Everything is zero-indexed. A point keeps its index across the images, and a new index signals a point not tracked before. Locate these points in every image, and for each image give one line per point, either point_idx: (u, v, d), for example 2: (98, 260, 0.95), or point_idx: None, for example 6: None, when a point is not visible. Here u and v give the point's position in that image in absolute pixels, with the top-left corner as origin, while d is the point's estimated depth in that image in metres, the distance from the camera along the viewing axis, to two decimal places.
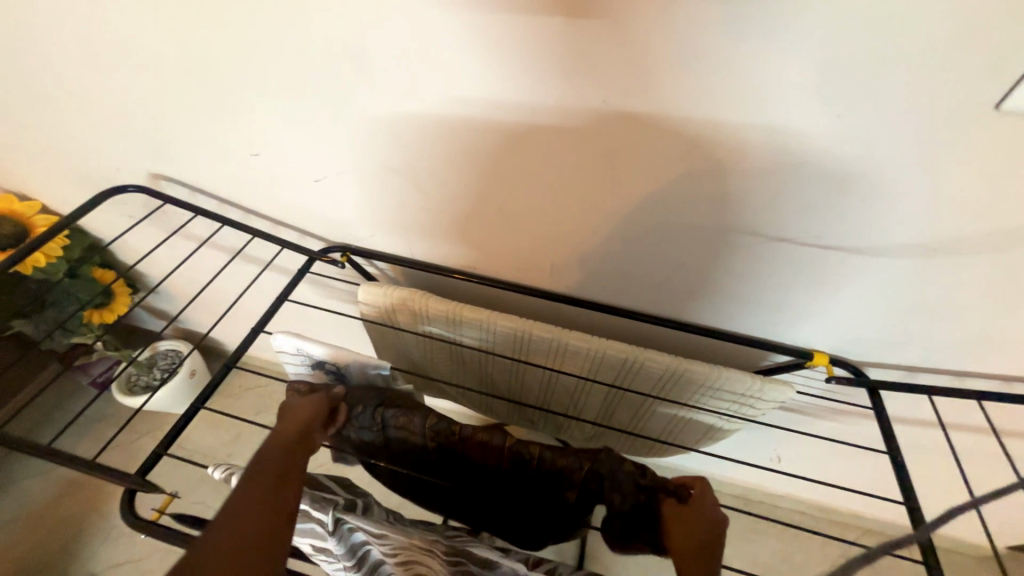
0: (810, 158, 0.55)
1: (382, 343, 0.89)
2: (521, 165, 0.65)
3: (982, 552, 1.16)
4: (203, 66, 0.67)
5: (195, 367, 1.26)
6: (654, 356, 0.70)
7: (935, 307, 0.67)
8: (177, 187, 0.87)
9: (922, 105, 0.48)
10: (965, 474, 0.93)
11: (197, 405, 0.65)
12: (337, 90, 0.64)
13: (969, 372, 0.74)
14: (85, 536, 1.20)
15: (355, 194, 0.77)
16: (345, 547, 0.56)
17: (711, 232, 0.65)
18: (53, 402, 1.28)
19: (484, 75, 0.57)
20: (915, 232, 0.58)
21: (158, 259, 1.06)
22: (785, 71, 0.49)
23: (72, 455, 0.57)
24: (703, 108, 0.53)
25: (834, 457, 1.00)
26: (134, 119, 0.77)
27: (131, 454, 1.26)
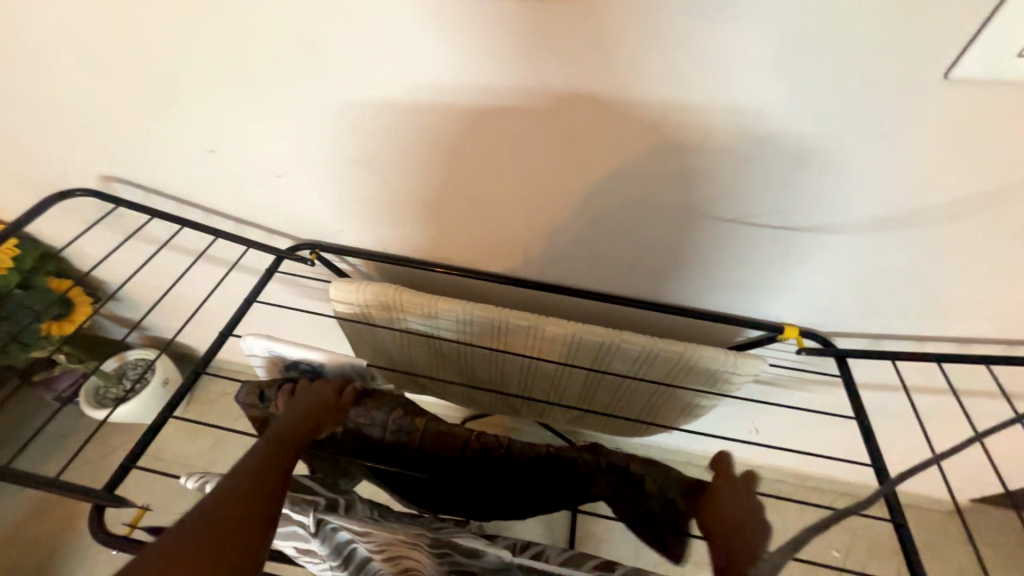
0: (772, 134, 0.55)
1: (359, 340, 0.87)
2: (490, 151, 0.64)
3: (945, 506, 1.23)
4: (147, 56, 0.63)
5: (167, 376, 1.23)
6: (630, 338, 0.70)
7: (896, 276, 0.69)
8: (131, 189, 0.82)
9: (876, 76, 0.49)
10: (928, 434, 0.98)
11: (165, 415, 0.63)
12: (294, 79, 0.61)
13: (929, 337, 0.77)
14: (60, 555, 1.16)
15: (320, 188, 0.75)
16: (329, 547, 0.56)
17: (681, 212, 0.66)
18: (15, 421, 1.22)
19: (445, 57, 0.56)
20: (874, 204, 0.60)
21: (118, 265, 1.02)
22: (744, 47, 0.49)
23: (31, 475, 0.54)
24: (665, 87, 0.53)
25: (808, 425, 1.04)
26: (77, 117, 0.73)
27: (105, 468, 1.22)
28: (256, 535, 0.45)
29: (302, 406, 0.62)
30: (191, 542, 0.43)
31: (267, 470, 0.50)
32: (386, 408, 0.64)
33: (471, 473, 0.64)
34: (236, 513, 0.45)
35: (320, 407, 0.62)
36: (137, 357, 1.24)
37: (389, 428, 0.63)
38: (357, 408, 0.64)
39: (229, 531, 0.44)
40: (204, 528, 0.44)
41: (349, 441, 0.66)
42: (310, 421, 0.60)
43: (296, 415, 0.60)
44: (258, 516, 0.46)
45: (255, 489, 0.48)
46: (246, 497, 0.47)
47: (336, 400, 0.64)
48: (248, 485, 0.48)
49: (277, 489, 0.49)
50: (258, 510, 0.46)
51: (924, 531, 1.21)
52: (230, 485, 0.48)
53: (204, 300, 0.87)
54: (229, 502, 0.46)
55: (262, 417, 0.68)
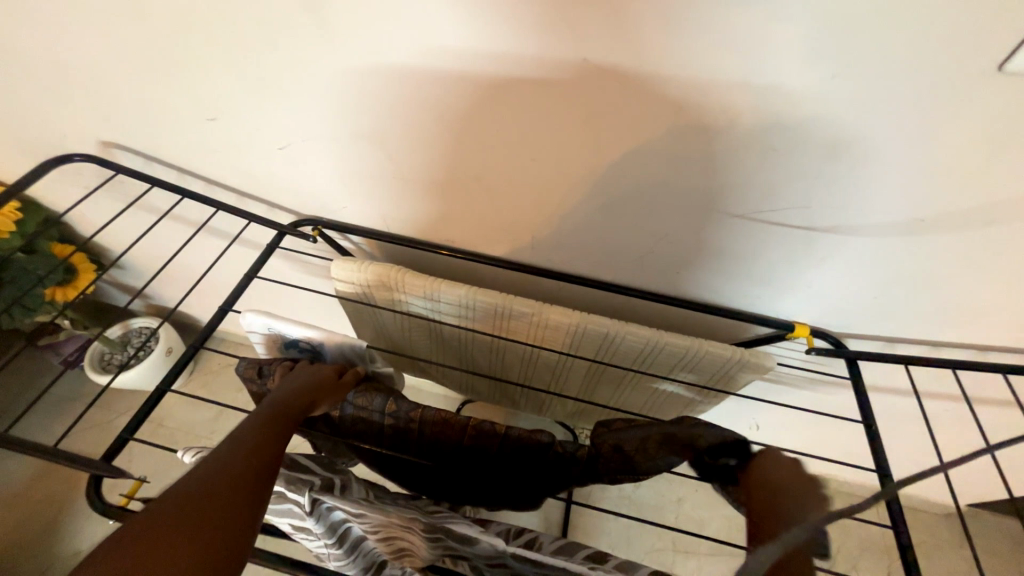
0: (799, 122, 0.52)
1: (361, 320, 0.86)
2: (499, 129, 0.62)
3: (944, 509, 1.23)
4: (142, 16, 0.60)
5: (171, 344, 1.24)
6: (635, 330, 0.69)
7: (916, 279, 0.66)
8: (131, 156, 0.81)
9: (918, 64, 0.45)
10: (934, 438, 0.97)
11: (164, 387, 0.63)
12: (297, 47, 0.59)
13: (944, 343, 0.75)
14: (66, 515, 1.19)
15: (324, 163, 0.73)
16: (324, 526, 0.56)
17: (695, 201, 0.63)
18: (23, 383, 1.24)
19: (455, 27, 0.53)
20: (903, 203, 0.57)
21: (120, 233, 1.01)
22: (774, 28, 0.45)
23: (27, 441, 0.54)
24: (693, 67, 0.50)
25: (811, 424, 1.03)
26: (73, 79, 0.70)
27: (110, 433, 1.24)
28: (252, 505, 0.45)
29: (298, 382, 0.61)
30: (182, 511, 0.41)
31: (259, 448, 0.50)
32: (383, 394, 0.63)
33: (465, 460, 0.63)
34: (227, 485, 0.44)
35: (319, 386, 0.61)
36: (141, 325, 1.24)
37: (386, 412, 0.63)
38: (356, 389, 0.65)
39: (222, 501, 0.43)
40: (193, 500, 0.42)
41: (346, 423, 0.66)
42: (306, 396, 0.59)
43: (292, 389, 0.59)
44: (248, 490, 0.45)
45: (245, 465, 0.47)
46: (237, 470, 0.46)
47: (334, 380, 0.64)
48: (239, 460, 0.47)
49: (270, 464, 0.49)
50: (251, 483, 0.46)
51: (921, 533, 1.22)
52: (218, 460, 0.46)
53: (204, 274, 0.86)
54: (220, 476, 0.45)
55: (258, 393, 0.68)
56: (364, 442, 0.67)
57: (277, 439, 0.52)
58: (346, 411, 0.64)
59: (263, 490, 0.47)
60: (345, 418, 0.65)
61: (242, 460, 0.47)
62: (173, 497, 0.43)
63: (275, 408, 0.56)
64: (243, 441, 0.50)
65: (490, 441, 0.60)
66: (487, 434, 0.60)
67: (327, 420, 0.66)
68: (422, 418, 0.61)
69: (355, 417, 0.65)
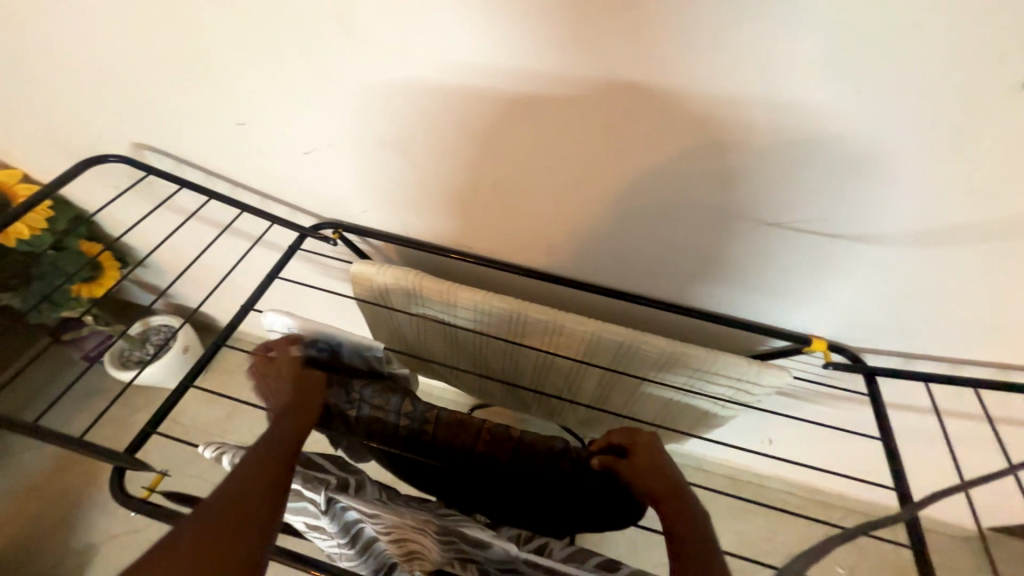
0: (819, 137, 0.52)
1: (377, 322, 0.88)
2: (520, 139, 0.63)
3: (964, 532, 1.19)
4: (180, 25, 0.62)
5: (188, 343, 1.25)
6: (650, 340, 0.69)
7: (936, 294, 0.66)
8: (162, 158, 0.83)
9: (940, 81, 0.46)
10: (955, 458, 0.94)
11: (186, 383, 0.64)
12: (327, 57, 0.60)
13: (964, 360, 0.74)
14: (80, 508, 1.21)
15: (348, 168, 0.75)
16: (338, 525, 0.57)
17: (713, 212, 0.64)
18: (45, 376, 1.27)
19: (480, 39, 0.54)
20: (924, 216, 0.57)
21: (146, 232, 1.04)
22: (796, 45, 0.46)
23: (55, 432, 0.56)
24: (717, 80, 0.50)
25: (826, 440, 1.01)
26: (112, 84, 0.73)
27: (127, 428, 1.26)
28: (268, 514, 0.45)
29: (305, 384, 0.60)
30: (201, 537, 0.41)
31: (275, 461, 0.48)
32: (397, 396, 0.63)
33: (478, 466, 0.63)
34: (246, 506, 0.44)
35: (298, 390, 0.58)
36: (161, 322, 1.27)
37: (401, 413, 0.63)
38: (373, 389, 0.65)
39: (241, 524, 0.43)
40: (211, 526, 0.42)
41: (361, 424, 0.66)
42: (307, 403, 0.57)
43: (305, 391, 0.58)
44: (265, 509, 0.44)
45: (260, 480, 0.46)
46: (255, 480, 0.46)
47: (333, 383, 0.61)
48: (255, 477, 0.46)
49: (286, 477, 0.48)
50: (268, 501, 0.45)
51: (938, 557, 1.19)
52: (234, 481, 0.45)
53: (227, 274, 0.88)
54: (237, 497, 0.44)
55: None
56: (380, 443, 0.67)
57: (292, 448, 0.51)
58: (361, 411, 0.64)
59: (279, 505, 0.46)
60: (360, 418, 0.65)
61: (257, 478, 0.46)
62: (192, 522, 0.42)
63: (289, 419, 0.54)
64: (258, 455, 0.48)
65: (503, 445, 0.61)
66: (501, 437, 0.61)
67: (343, 419, 0.67)
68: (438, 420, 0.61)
69: (371, 418, 0.65)
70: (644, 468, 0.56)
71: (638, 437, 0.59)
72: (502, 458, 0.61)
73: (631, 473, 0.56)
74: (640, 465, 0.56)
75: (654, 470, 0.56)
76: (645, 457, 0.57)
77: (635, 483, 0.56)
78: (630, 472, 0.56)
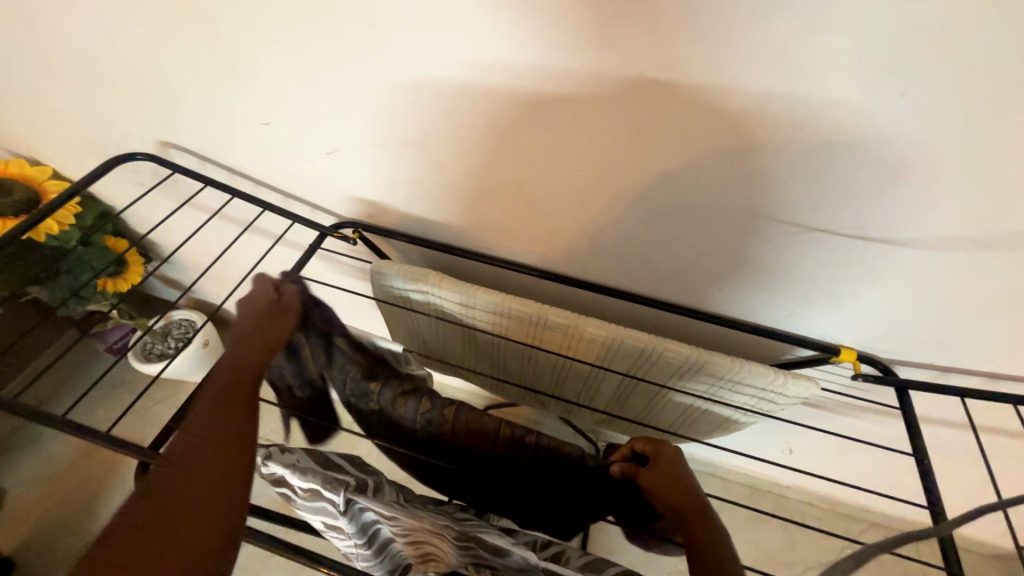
0: (856, 142, 0.51)
1: (394, 323, 0.88)
2: (543, 141, 0.62)
3: (993, 550, 1.15)
4: (207, 25, 0.63)
5: (208, 337, 1.27)
6: (673, 346, 0.67)
7: (975, 305, 0.63)
8: (186, 156, 0.84)
9: (989, 85, 0.44)
10: (988, 475, 0.91)
11: (209, 380, 0.65)
12: (350, 57, 0.60)
13: (1002, 374, 0.72)
14: (103, 497, 1.24)
15: (368, 168, 0.75)
16: (356, 526, 0.57)
17: (740, 218, 0.62)
18: (71, 367, 1.31)
19: (505, 40, 0.53)
20: (966, 224, 0.55)
21: (170, 229, 1.06)
22: (835, 46, 0.45)
23: (82, 425, 0.57)
24: (752, 80, 0.49)
25: (849, 452, 0.99)
26: (140, 83, 0.75)
27: (149, 420, 1.29)
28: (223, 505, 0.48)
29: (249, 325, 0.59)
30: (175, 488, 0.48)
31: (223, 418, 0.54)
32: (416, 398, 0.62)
33: (497, 467, 0.63)
34: (210, 454, 0.50)
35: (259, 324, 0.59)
36: (182, 317, 1.29)
37: (420, 415, 0.62)
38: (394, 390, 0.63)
39: (211, 471, 0.49)
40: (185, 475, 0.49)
41: (383, 424, 0.66)
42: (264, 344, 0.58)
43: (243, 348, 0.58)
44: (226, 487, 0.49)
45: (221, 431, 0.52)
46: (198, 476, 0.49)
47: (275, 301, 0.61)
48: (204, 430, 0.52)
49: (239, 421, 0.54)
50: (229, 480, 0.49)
51: None
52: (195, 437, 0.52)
53: (249, 272, 0.89)
54: (200, 450, 0.51)
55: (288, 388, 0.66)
56: (401, 442, 0.67)
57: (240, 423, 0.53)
58: (381, 410, 0.64)
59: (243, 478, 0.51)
60: (380, 417, 0.65)
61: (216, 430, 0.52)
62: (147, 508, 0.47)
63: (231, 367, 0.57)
64: (213, 409, 0.54)
65: (522, 451, 0.59)
66: (519, 441, 0.59)
67: (366, 418, 0.67)
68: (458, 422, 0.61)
69: (390, 418, 0.64)
70: (663, 479, 0.55)
71: (658, 447, 0.58)
72: (520, 462, 0.60)
73: (651, 484, 0.55)
74: (660, 476, 0.55)
75: (671, 481, 0.55)
76: (665, 468, 0.56)
77: (653, 494, 0.55)
78: (649, 482, 0.55)
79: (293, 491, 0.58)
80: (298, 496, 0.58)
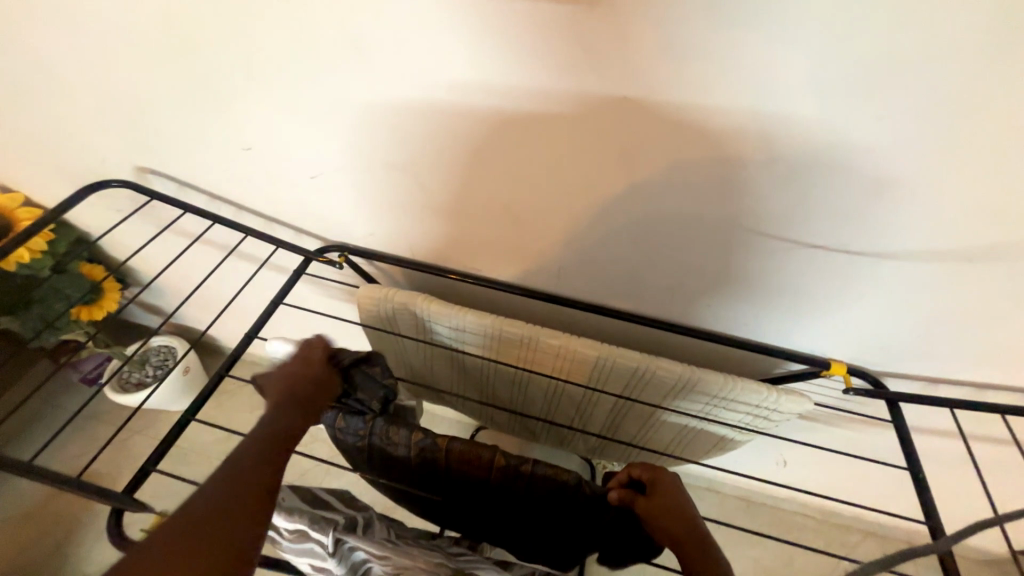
0: (836, 161, 0.52)
1: (382, 347, 0.86)
2: (531, 163, 0.62)
3: (988, 556, 1.16)
4: (188, 52, 0.62)
5: (189, 364, 1.23)
6: (666, 366, 0.67)
7: (959, 317, 0.64)
8: (165, 182, 0.82)
9: (962, 106, 0.45)
10: (979, 482, 0.92)
11: (189, 417, 0.62)
12: (335, 82, 0.60)
13: (988, 384, 0.73)
14: (76, 537, 1.18)
15: (355, 191, 0.73)
16: (346, 567, 0.53)
17: (728, 236, 0.63)
18: (43, 399, 1.25)
19: (492, 66, 0.53)
20: (948, 238, 0.56)
21: (150, 255, 1.03)
22: (812, 72, 0.46)
23: (53, 471, 0.54)
24: (736, 103, 0.50)
25: (843, 464, 0.99)
26: (118, 108, 0.73)
27: (126, 453, 1.24)
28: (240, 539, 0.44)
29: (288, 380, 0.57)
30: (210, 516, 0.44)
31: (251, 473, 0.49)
32: (404, 429, 0.59)
33: (492, 495, 0.61)
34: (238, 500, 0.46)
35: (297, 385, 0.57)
36: (161, 344, 1.25)
37: (411, 447, 0.59)
38: (381, 418, 0.60)
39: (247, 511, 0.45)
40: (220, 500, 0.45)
41: (371, 455, 0.63)
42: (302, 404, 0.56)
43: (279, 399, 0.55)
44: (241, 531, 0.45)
45: (267, 461, 0.49)
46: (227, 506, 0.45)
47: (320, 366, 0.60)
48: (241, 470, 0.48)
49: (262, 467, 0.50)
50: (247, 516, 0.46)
51: None
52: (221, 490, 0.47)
53: (231, 299, 0.86)
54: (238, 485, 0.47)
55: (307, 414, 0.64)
56: (391, 474, 0.65)
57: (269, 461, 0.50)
58: (368, 443, 0.61)
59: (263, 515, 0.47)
60: (368, 450, 0.62)
61: (256, 468, 0.48)
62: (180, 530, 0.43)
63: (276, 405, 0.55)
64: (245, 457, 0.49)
65: (517, 480, 0.58)
66: (513, 472, 0.57)
67: (352, 450, 0.64)
68: (451, 454, 0.58)
69: (379, 451, 0.61)
70: (660, 507, 0.54)
71: (656, 473, 0.57)
72: (516, 490, 0.59)
73: (647, 512, 0.54)
74: (657, 504, 0.55)
75: (670, 509, 0.55)
76: (662, 496, 0.55)
77: (650, 522, 0.54)
78: (646, 510, 0.54)
79: (279, 532, 0.55)
80: (284, 538, 0.55)
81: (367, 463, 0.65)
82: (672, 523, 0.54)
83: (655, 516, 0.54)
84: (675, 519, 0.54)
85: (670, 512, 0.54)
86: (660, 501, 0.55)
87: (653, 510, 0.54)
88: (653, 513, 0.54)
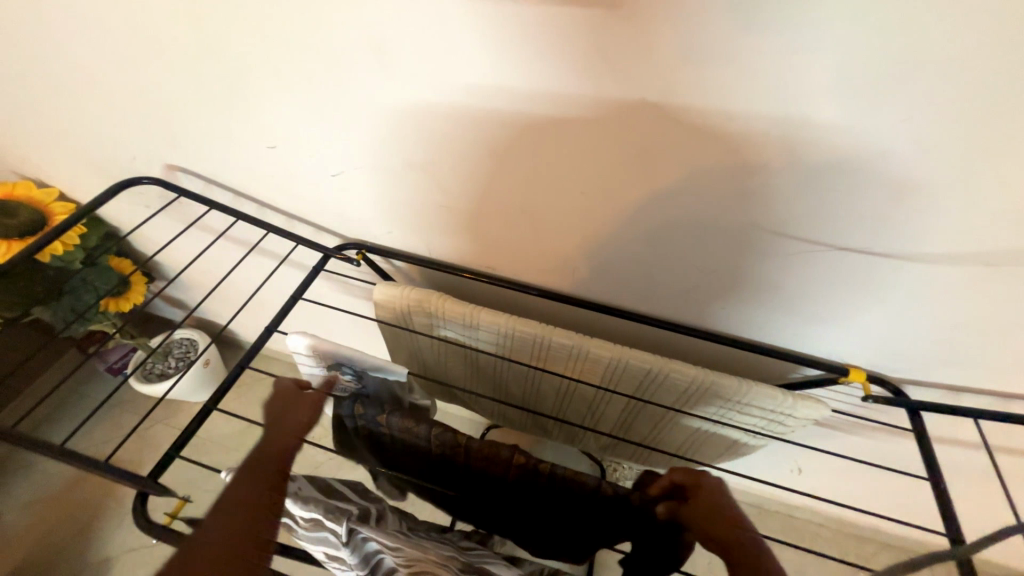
0: (858, 164, 0.51)
1: (397, 343, 0.87)
2: (546, 162, 0.62)
3: (1012, 573, 1.12)
4: (218, 54, 0.64)
5: (209, 357, 1.27)
6: (679, 368, 0.66)
7: (984, 325, 0.63)
8: (193, 179, 0.85)
9: (990, 111, 0.44)
10: (1004, 496, 0.89)
11: (211, 406, 0.64)
12: (358, 84, 0.61)
13: (1015, 394, 0.71)
14: (99, 521, 1.22)
15: (372, 190, 0.75)
16: (358, 556, 0.54)
17: (747, 238, 0.62)
18: (72, 387, 1.30)
19: (510, 68, 0.54)
20: (973, 243, 0.54)
21: (175, 250, 1.06)
22: (836, 74, 0.46)
23: (84, 455, 0.56)
24: (755, 106, 0.49)
25: (861, 473, 0.97)
26: (148, 108, 0.76)
27: (148, 441, 1.28)
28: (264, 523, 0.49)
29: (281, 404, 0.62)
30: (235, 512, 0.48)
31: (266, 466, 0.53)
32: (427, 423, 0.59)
33: (511, 490, 0.61)
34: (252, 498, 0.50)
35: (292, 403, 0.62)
36: (183, 336, 1.29)
37: (432, 441, 0.60)
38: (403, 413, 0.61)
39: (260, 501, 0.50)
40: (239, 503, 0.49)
41: (392, 446, 0.64)
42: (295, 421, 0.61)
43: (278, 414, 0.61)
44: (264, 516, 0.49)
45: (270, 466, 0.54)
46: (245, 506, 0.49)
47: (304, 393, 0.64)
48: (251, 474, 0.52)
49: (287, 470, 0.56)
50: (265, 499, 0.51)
51: None
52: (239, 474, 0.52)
53: (253, 294, 0.88)
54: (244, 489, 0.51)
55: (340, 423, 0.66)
56: (409, 466, 0.65)
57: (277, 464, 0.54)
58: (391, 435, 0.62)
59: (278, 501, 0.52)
60: (390, 441, 0.63)
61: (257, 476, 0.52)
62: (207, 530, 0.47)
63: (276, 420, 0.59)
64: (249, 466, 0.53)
65: (540, 477, 0.58)
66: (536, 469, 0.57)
67: (373, 440, 0.65)
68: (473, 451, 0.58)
69: (400, 443, 0.62)
70: (702, 513, 0.55)
71: (699, 479, 0.57)
72: (537, 487, 0.59)
73: (690, 517, 0.55)
74: (698, 509, 0.55)
75: (713, 514, 0.55)
76: (704, 500, 0.56)
77: (693, 527, 0.55)
78: (688, 515, 0.55)
79: (294, 521, 0.56)
80: (298, 527, 0.56)
81: (387, 454, 0.65)
82: (716, 527, 0.54)
83: (696, 519, 0.55)
84: (719, 521, 0.54)
85: (712, 516, 0.54)
86: (699, 500, 0.56)
87: (694, 512, 0.55)
88: (694, 515, 0.55)
